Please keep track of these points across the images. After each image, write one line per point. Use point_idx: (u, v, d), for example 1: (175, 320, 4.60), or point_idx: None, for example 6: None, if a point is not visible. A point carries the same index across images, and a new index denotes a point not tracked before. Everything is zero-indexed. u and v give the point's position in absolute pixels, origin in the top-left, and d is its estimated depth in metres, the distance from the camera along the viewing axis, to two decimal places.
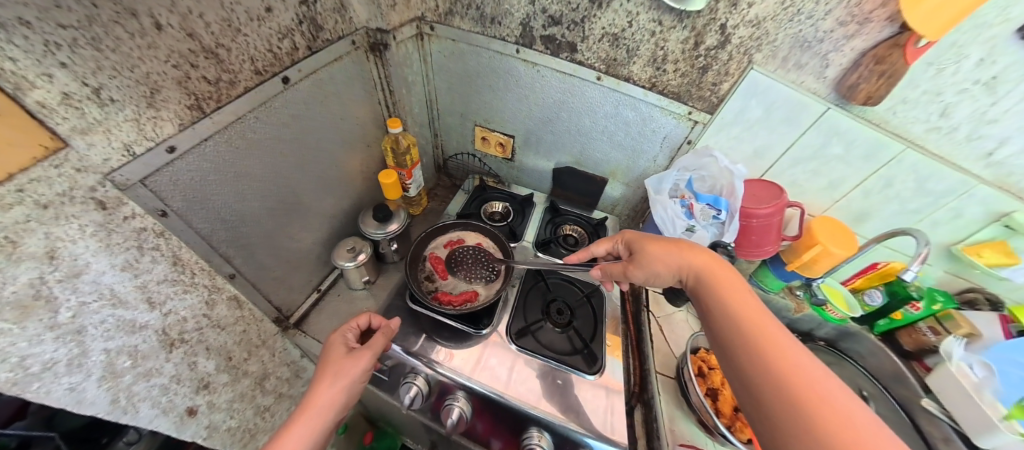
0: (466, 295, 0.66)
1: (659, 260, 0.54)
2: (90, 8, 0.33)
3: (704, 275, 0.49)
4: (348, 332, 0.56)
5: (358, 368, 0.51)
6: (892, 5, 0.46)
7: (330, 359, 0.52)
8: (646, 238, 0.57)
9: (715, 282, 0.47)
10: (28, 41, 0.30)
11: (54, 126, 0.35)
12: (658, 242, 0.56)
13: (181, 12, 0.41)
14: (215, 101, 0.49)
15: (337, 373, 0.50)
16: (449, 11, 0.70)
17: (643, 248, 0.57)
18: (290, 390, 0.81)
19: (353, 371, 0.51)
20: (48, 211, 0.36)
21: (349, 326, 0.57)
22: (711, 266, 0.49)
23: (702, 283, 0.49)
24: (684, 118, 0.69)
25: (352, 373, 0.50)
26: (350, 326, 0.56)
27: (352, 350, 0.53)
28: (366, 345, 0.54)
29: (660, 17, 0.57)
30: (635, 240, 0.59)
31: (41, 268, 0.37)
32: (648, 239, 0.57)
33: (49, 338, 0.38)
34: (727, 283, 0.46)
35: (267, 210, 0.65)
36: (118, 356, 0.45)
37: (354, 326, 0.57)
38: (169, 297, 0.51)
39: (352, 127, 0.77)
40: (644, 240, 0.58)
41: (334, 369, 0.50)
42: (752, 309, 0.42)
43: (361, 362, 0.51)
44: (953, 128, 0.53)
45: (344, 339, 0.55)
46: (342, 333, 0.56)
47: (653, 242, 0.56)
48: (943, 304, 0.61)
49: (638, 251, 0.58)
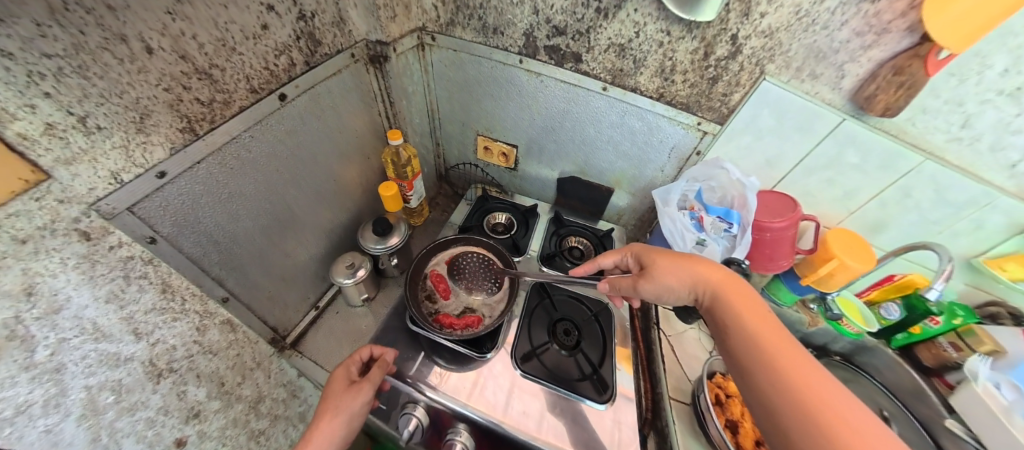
0: (468, 319, 0.62)
1: (674, 274, 0.49)
2: (78, 37, 0.32)
3: (719, 291, 0.46)
4: (352, 363, 0.55)
5: (357, 403, 0.49)
6: (913, 14, 0.44)
7: (332, 394, 0.51)
8: (657, 251, 0.53)
9: (729, 296, 0.45)
10: (11, 73, 0.29)
11: (37, 159, 0.33)
12: (671, 255, 0.52)
13: (172, 35, 0.40)
14: (208, 123, 0.47)
15: (337, 407, 0.49)
16: (451, 22, 0.68)
17: (655, 261, 0.52)
18: (286, 410, 0.70)
19: (351, 405, 0.49)
20: (26, 246, 0.34)
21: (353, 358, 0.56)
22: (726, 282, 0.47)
23: (717, 298, 0.46)
24: (693, 127, 0.67)
25: (351, 408, 0.49)
26: (354, 358, 0.55)
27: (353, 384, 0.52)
28: (366, 377, 0.52)
29: (669, 27, 0.55)
30: (645, 252, 0.55)
31: (16, 307, 0.33)
32: (660, 252, 0.53)
33: (24, 379, 0.34)
34: (742, 300, 0.44)
35: (261, 229, 0.62)
36: (100, 391, 0.41)
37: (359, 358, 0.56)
38: (157, 326, 0.48)
39: (350, 139, 0.75)
40: (655, 252, 0.54)
41: (335, 403, 0.50)
42: (774, 334, 0.40)
43: (360, 397, 0.50)
44: (976, 138, 0.51)
45: (348, 372, 0.54)
46: (346, 365, 0.55)
47: (665, 255, 0.52)
48: (963, 319, 0.60)
49: (650, 266, 0.53)
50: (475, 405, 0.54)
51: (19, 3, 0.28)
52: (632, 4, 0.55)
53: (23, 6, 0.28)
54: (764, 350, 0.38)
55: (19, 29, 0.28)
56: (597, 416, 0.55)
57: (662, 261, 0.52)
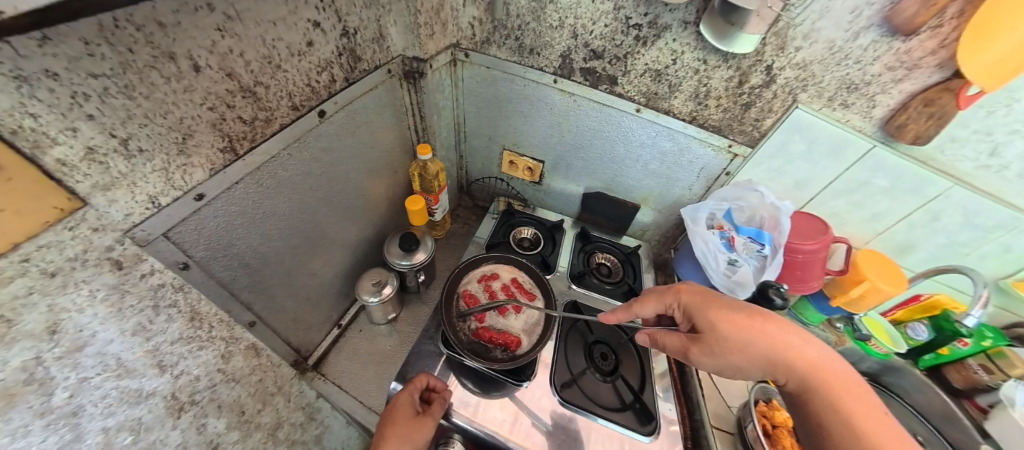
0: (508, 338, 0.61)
1: (738, 353, 0.44)
2: (125, 55, 0.29)
3: (797, 369, 0.42)
4: (416, 390, 0.53)
5: (423, 439, 0.49)
6: (943, 53, 0.46)
7: (399, 419, 0.49)
8: (714, 313, 0.46)
9: (795, 358, 0.42)
10: (53, 95, 0.26)
11: (74, 185, 0.30)
12: (732, 321, 0.45)
13: (220, 52, 0.37)
14: (248, 141, 0.45)
15: (404, 438, 0.48)
16: (487, 40, 0.68)
17: (714, 329, 0.46)
18: (304, 435, 0.66)
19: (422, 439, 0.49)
20: (55, 280, 0.31)
21: (414, 383, 0.54)
22: (788, 337, 0.43)
23: (797, 377, 0.42)
24: (723, 150, 0.68)
25: (417, 441, 0.49)
26: (419, 385, 0.54)
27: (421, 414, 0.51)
28: (434, 412, 0.52)
29: (706, 56, 0.56)
30: (698, 309, 0.48)
31: (37, 347, 0.30)
32: (719, 314, 0.46)
33: (38, 428, 0.31)
34: (827, 380, 0.41)
35: (292, 248, 0.60)
36: (117, 433, 0.38)
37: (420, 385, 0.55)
38: (182, 357, 0.44)
39: (380, 154, 0.73)
40: (712, 315, 0.46)
41: (402, 432, 0.49)
42: (869, 423, 0.38)
43: (428, 433, 0.50)
44: (1004, 166, 0.53)
45: (412, 399, 0.52)
46: (409, 390, 0.53)
47: (725, 323, 0.45)
48: (993, 341, 0.65)
49: (706, 335, 0.46)
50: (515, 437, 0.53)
51: (69, 20, 0.25)
52: (672, 33, 0.56)
53: (71, 23, 0.25)
54: (834, 408, 0.39)
55: (66, 48, 0.25)
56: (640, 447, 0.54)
57: (721, 329, 0.45)
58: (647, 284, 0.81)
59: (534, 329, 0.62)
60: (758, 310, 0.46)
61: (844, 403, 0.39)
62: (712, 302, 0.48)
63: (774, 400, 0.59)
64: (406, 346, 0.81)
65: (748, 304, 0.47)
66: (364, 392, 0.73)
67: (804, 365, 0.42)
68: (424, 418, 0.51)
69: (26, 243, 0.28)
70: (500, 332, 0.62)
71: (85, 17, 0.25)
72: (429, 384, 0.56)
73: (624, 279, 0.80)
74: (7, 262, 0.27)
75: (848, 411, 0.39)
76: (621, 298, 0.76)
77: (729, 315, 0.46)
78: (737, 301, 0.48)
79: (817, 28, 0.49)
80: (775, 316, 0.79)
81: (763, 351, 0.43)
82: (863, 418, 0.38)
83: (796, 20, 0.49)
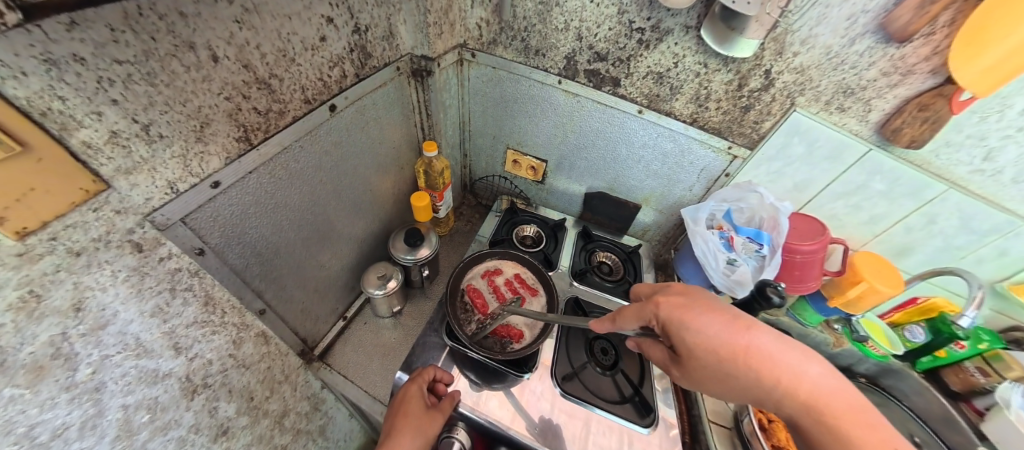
0: (512, 331, 0.64)
1: (717, 377, 0.43)
2: (148, 43, 0.31)
3: (778, 390, 0.40)
4: (424, 382, 0.55)
5: (436, 430, 0.50)
6: (936, 59, 0.48)
7: (411, 410, 0.50)
8: (687, 337, 0.44)
9: (773, 382, 0.40)
10: (80, 78, 0.28)
11: (98, 167, 0.32)
12: (705, 345, 0.43)
13: (238, 44, 0.39)
14: (263, 132, 0.47)
15: (416, 429, 0.49)
16: (494, 41, 0.70)
17: (688, 352, 0.44)
18: (307, 424, 0.69)
19: (434, 429, 0.50)
20: (79, 259, 0.32)
21: (423, 376, 0.56)
22: (766, 358, 0.41)
23: (778, 397, 0.40)
24: (723, 152, 0.70)
25: (429, 432, 0.50)
26: (427, 377, 0.55)
27: (432, 406, 0.53)
28: (444, 404, 0.53)
29: (706, 60, 0.58)
30: (672, 329, 0.46)
31: (63, 323, 0.32)
32: (692, 337, 0.44)
33: (63, 401, 0.33)
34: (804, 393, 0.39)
35: (302, 239, 0.62)
36: (136, 410, 0.40)
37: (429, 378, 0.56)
38: (196, 341, 0.46)
39: (388, 150, 0.75)
40: (685, 339, 0.44)
41: (414, 423, 0.50)
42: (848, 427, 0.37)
43: (440, 424, 0.51)
44: (997, 171, 0.55)
45: (421, 391, 0.54)
46: (417, 383, 0.54)
47: (699, 348, 0.43)
48: (989, 344, 0.66)
49: (683, 357, 0.45)
50: (517, 427, 0.55)
51: (96, 6, 0.27)
52: (674, 37, 0.57)
53: (98, 9, 0.27)
54: (820, 420, 0.38)
55: (93, 34, 0.27)
56: (639, 439, 0.56)
57: (697, 354, 0.43)
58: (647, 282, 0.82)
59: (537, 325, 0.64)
60: (734, 328, 0.42)
61: (829, 412, 0.38)
62: (685, 322, 0.45)
63: None
64: (409, 339, 0.82)
65: (723, 321, 0.43)
66: (370, 383, 0.74)
67: (783, 386, 0.40)
68: (436, 409, 0.52)
69: (54, 222, 0.30)
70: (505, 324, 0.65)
71: (111, 4, 0.27)
72: (437, 377, 0.57)
73: (624, 277, 0.81)
74: (37, 239, 0.29)
75: (840, 423, 0.38)
76: (622, 296, 0.77)
77: (705, 338, 0.43)
78: (713, 314, 0.44)
79: (814, 34, 0.51)
80: (774, 317, 0.79)
81: (741, 378, 0.41)
82: (845, 427, 0.37)
83: (794, 26, 0.51)
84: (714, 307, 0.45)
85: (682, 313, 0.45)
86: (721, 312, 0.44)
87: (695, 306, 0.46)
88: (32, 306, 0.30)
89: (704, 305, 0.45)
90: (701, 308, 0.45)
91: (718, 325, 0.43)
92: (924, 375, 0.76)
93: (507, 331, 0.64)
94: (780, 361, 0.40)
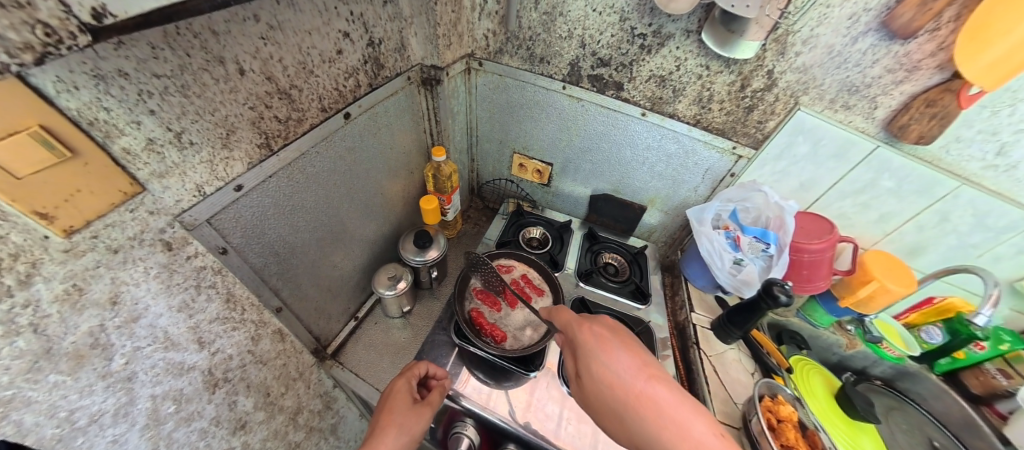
0: (496, 332, 0.65)
1: (598, 381, 0.46)
2: (184, 58, 0.34)
3: (627, 400, 0.43)
4: (413, 378, 0.55)
5: (419, 427, 0.50)
6: (942, 55, 0.48)
7: (396, 407, 0.51)
8: (596, 365, 0.47)
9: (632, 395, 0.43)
10: (123, 91, 0.30)
11: (135, 172, 0.34)
12: (608, 375, 0.46)
13: (262, 57, 0.42)
14: (283, 139, 0.50)
15: (401, 426, 0.49)
16: (500, 50, 0.74)
17: (593, 376, 0.47)
18: (320, 422, 0.74)
19: (416, 425, 0.50)
20: (117, 256, 0.35)
21: (411, 371, 0.56)
22: (635, 380, 0.44)
23: (628, 404, 0.43)
24: (728, 152, 0.70)
25: (414, 430, 0.50)
26: (415, 372, 0.56)
27: (416, 401, 0.53)
28: (430, 399, 0.54)
29: (709, 62, 0.59)
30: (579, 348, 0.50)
31: (101, 315, 0.35)
32: (600, 363, 0.47)
33: (99, 388, 0.36)
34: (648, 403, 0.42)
35: (317, 240, 0.64)
36: (163, 401, 0.43)
37: (414, 373, 0.56)
38: (218, 336, 0.49)
39: (398, 155, 0.78)
40: (595, 364, 0.47)
41: (399, 420, 0.50)
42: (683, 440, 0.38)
43: (424, 420, 0.51)
44: (1012, 166, 0.54)
45: (408, 386, 0.54)
46: (405, 378, 0.55)
47: (603, 375, 0.46)
48: (1011, 345, 0.65)
49: (587, 379, 0.48)
50: (529, 425, 0.56)
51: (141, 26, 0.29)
52: (675, 42, 0.59)
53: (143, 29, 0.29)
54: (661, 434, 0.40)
55: (137, 51, 0.30)
56: None
57: (594, 368, 0.47)
58: (653, 283, 0.84)
59: (521, 329, 0.65)
60: (641, 372, 0.45)
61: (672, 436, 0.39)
62: (590, 354, 0.48)
63: (780, 395, 0.60)
64: (418, 339, 0.83)
65: (633, 362, 0.46)
66: (381, 381, 0.75)
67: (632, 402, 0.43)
68: (418, 405, 0.52)
69: (96, 221, 0.32)
70: (490, 322, 0.66)
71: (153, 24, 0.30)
72: (429, 372, 0.59)
73: (630, 278, 0.83)
74: (80, 237, 0.32)
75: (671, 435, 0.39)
76: (628, 296, 0.79)
77: (598, 355, 0.48)
78: (616, 351, 0.47)
79: (816, 34, 0.52)
80: (782, 318, 0.80)
81: (622, 391, 0.44)
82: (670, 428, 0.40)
83: (794, 27, 0.52)
84: (632, 349, 0.47)
85: (592, 346, 0.49)
86: (625, 353, 0.47)
87: (616, 342, 0.48)
88: (75, 298, 0.33)
89: (625, 344, 0.48)
90: (621, 345, 0.48)
91: (630, 363, 0.46)
92: (943, 377, 0.75)
93: (493, 330, 0.65)
94: (651, 390, 0.43)
